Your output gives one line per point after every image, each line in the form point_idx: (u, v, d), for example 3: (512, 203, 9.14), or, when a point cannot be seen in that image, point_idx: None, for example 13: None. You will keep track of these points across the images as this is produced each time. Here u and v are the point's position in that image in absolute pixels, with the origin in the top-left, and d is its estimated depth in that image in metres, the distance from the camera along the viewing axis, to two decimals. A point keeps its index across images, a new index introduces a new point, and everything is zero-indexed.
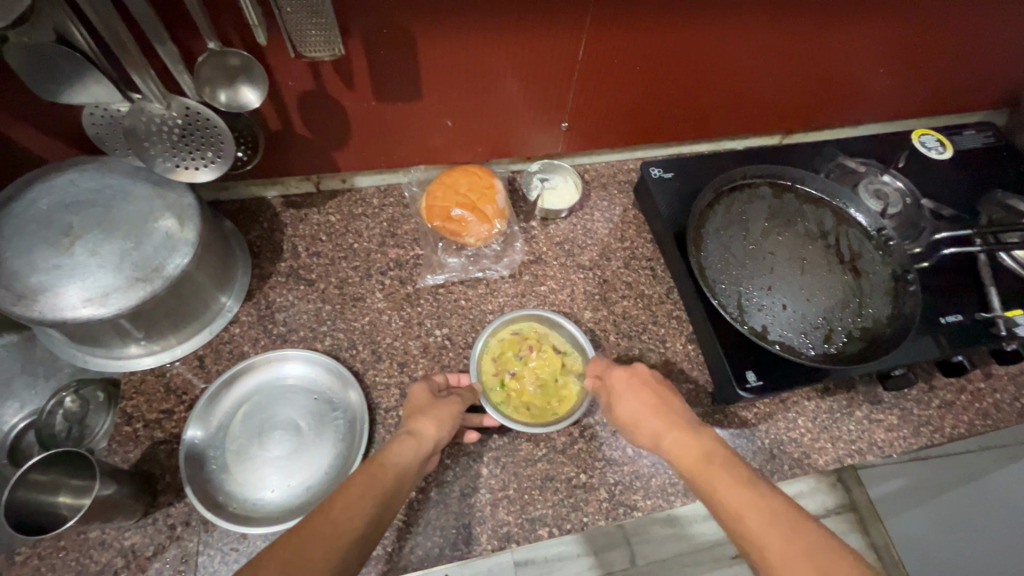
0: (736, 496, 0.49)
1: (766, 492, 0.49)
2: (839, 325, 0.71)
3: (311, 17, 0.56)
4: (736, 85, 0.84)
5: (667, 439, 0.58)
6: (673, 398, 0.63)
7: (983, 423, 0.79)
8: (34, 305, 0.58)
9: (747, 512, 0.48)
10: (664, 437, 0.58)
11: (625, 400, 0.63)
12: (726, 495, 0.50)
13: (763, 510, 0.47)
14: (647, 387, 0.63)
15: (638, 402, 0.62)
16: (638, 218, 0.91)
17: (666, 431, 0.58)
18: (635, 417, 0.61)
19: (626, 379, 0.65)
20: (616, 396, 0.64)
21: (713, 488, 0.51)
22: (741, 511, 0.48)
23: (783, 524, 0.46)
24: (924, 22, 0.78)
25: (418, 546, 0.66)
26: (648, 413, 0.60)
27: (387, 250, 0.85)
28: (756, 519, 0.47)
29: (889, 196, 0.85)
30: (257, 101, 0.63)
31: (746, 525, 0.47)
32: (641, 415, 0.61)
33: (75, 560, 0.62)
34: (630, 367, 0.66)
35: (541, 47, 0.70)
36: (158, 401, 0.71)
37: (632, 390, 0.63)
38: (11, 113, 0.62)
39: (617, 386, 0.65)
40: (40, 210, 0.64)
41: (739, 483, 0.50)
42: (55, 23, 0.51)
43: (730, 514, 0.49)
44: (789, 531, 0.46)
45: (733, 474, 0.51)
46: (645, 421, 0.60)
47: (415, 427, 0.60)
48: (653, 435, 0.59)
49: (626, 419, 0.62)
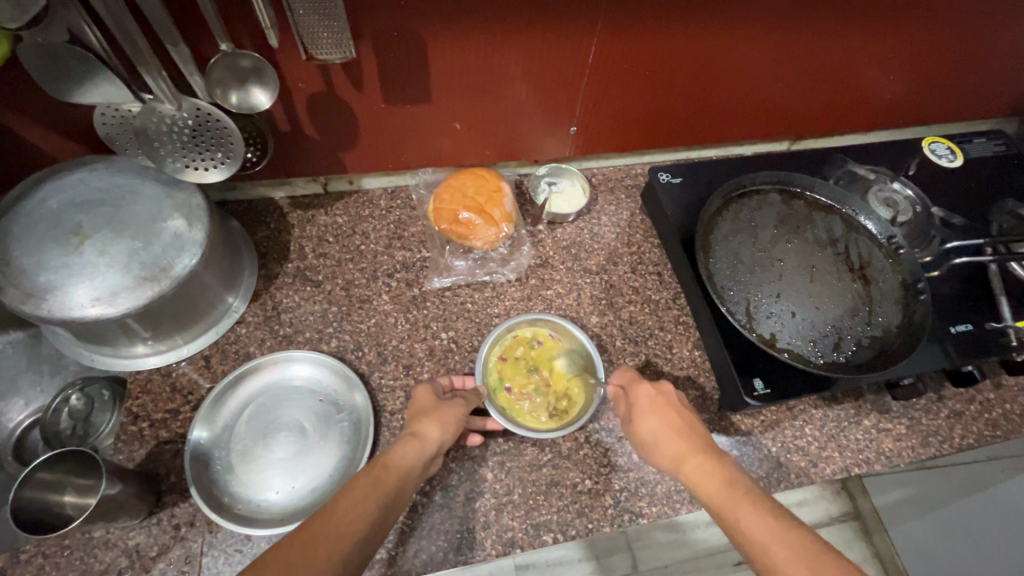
0: (763, 529, 0.48)
1: (794, 526, 0.49)
2: (849, 333, 0.70)
3: (323, 20, 0.56)
4: (746, 91, 0.84)
5: (687, 463, 0.57)
6: (695, 418, 0.62)
7: (992, 433, 0.79)
8: (43, 304, 0.59)
9: (775, 546, 0.47)
10: (685, 461, 0.57)
11: (644, 418, 0.62)
12: (751, 526, 0.49)
13: (791, 545, 0.47)
14: (669, 406, 0.62)
15: (659, 422, 0.61)
16: (645, 222, 0.91)
17: (686, 454, 0.57)
18: (655, 437, 0.60)
19: (651, 396, 0.63)
20: (637, 412, 0.63)
21: (738, 518, 0.50)
22: (768, 545, 0.47)
23: (811, 559, 0.46)
24: (936, 29, 0.78)
25: (421, 551, 0.65)
26: (669, 433, 0.59)
27: (394, 252, 0.84)
28: (785, 555, 0.46)
29: (900, 204, 0.83)
30: (268, 102, 0.63)
31: (775, 558, 0.47)
32: (661, 435, 0.60)
33: (80, 560, 0.62)
34: (656, 385, 0.65)
35: (551, 51, 0.70)
36: (164, 400, 0.71)
37: (652, 410, 0.62)
38: (22, 112, 0.62)
39: (641, 403, 0.63)
40: (50, 208, 0.64)
41: (765, 514, 0.50)
42: (68, 22, 0.52)
43: (756, 546, 0.48)
44: (819, 564, 0.45)
45: (759, 505, 0.50)
46: (665, 441, 0.59)
47: (419, 430, 0.60)
48: (673, 457, 0.58)
49: (645, 438, 0.61)
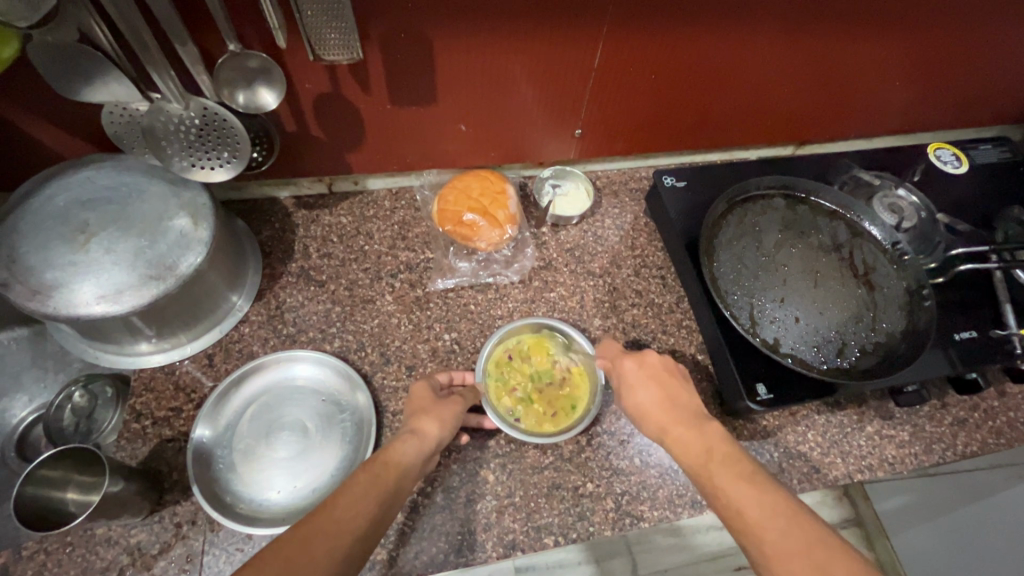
0: (738, 491, 0.49)
1: (770, 488, 0.48)
2: (853, 339, 0.70)
3: (331, 21, 0.57)
4: (751, 95, 0.84)
5: (671, 432, 0.57)
6: (686, 390, 0.62)
7: (996, 441, 0.78)
8: (49, 300, 0.59)
9: (748, 507, 0.47)
10: (668, 430, 0.57)
11: (638, 389, 0.62)
12: (728, 490, 0.49)
13: (765, 506, 0.47)
14: (659, 378, 0.62)
15: (646, 394, 0.61)
16: (649, 226, 0.91)
17: (672, 424, 0.57)
18: (643, 410, 0.60)
19: (639, 371, 0.63)
20: (630, 386, 0.63)
21: (716, 482, 0.50)
22: (741, 507, 0.48)
23: (781, 518, 0.46)
24: (943, 35, 0.78)
25: (422, 552, 0.65)
26: (656, 406, 0.60)
27: (397, 253, 0.85)
28: (757, 514, 0.46)
29: (904, 211, 0.83)
30: (275, 104, 0.64)
31: (747, 520, 0.47)
32: (649, 405, 0.60)
33: (81, 557, 0.62)
34: (642, 356, 0.65)
35: (557, 55, 0.70)
36: (167, 398, 0.71)
37: (646, 381, 0.62)
38: (30, 109, 0.62)
39: (631, 378, 0.63)
40: (57, 206, 0.64)
41: (740, 477, 0.50)
42: (78, 21, 0.52)
43: (730, 509, 0.48)
44: (789, 525, 0.45)
45: (736, 469, 0.51)
46: (653, 412, 0.60)
47: (418, 427, 0.60)
48: (658, 428, 0.58)
49: (636, 412, 0.62)
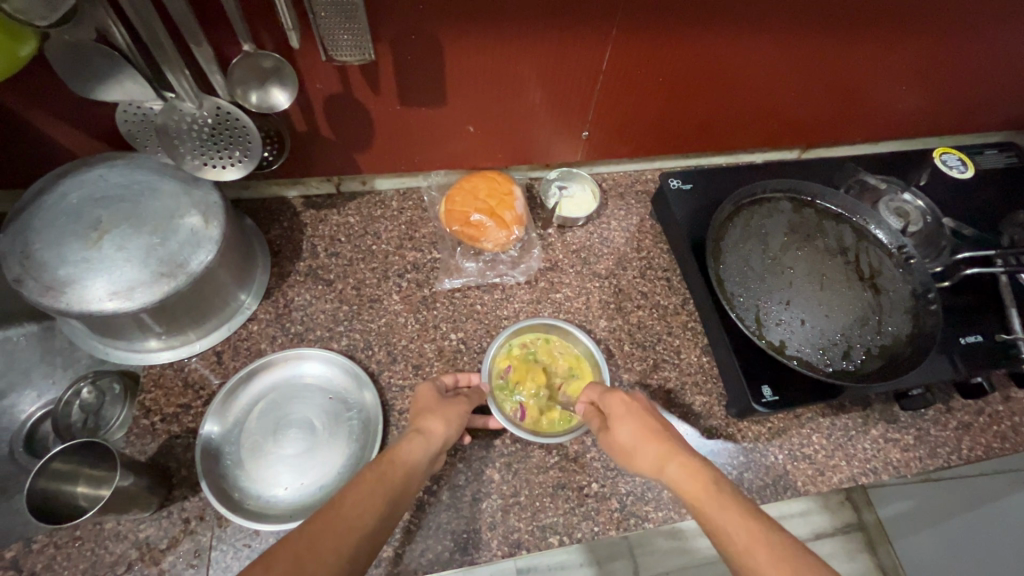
0: (746, 533, 0.47)
1: (777, 532, 0.47)
2: (858, 342, 0.71)
3: (344, 23, 0.58)
4: (758, 99, 0.84)
5: (669, 468, 0.55)
6: (673, 428, 0.61)
7: (1000, 446, 0.79)
8: (61, 297, 0.60)
9: (759, 550, 0.46)
10: (666, 465, 0.56)
11: (622, 422, 0.62)
12: (733, 530, 0.48)
13: (771, 546, 0.46)
14: (646, 415, 0.62)
15: (637, 428, 0.60)
16: (655, 228, 0.91)
17: (665, 460, 0.56)
18: (631, 441, 0.60)
19: (625, 403, 0.63)
20: (613, 419, 0.63)
21: (722, 523, 0.49)
22: (751, 549, 0.46)
23: (789, 561, 0.45)
24: (949, 39, 0.78)
25: (427, 550, 0.66)
26: (647, 440, 0.59)
27: (405, 253, 0.85)
28: (768, 558, 0.45)
29: (910, 215, 0.83)
30: (286, 104, 0.65)
31: (754, 561, 0.45)
32: (639, 440, 0.59)
33: (91, 551, 0.63)
34: (628, 394, 0.65)
35: (566, 57, 0.71)
36: (176, 394, 0.72)
37: (624, 416, 0.62)
38: (46, 108, 0.63)
39: (615, 410, 0.63)
40: (71, 203, 0.65)
41: (747, 517, 0.48)
42: (96, 22, 0.53)
43: (739, 551, 0.47)
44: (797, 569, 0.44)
45: (741, 509, 0.49)
46: (643, 447, 0.58)
47: (422, 426, 0.61)
48: (653, 462, 0.57)
49: (622, 444, 0.61)
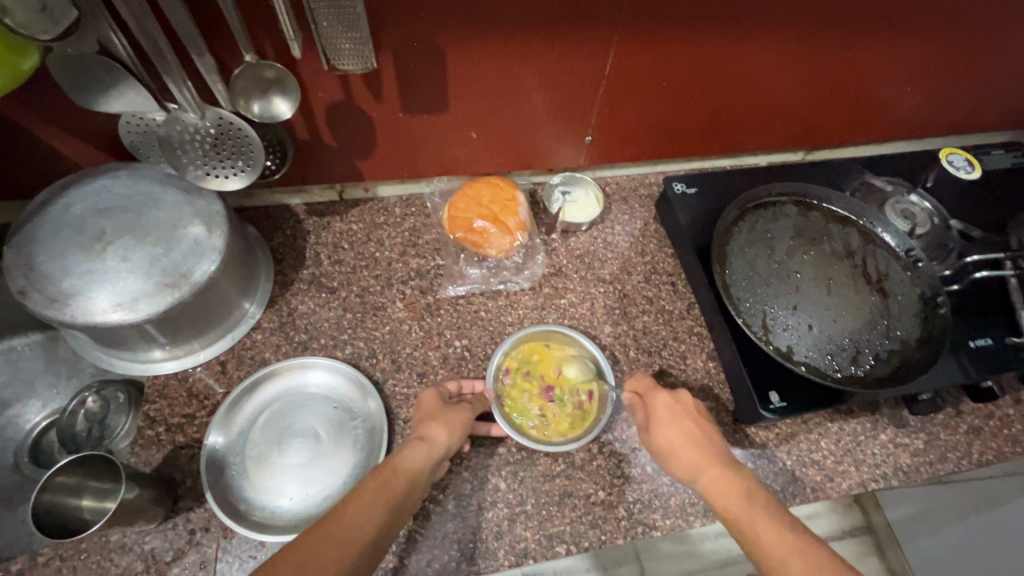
0: (780, 544, 0.50)
1: (816, 549, 0.49)
2: (866, 346, 0.70)
3: (346, 31, 0.57)
4: (761, 100, 0.84)
5: (706, 475, 0.57)
6: (711, 429, 0.61)
7: (1012, 450, 0.78)
8: (66, 309, 0.60)
9: (793, 564, 0.48)
10: (704, 472, 0.57)
11: (665, 427, 0.61)
12: (771, 545, 0.50)
13: (810, 562, 0.48)
14: (688, 418, 0.62)
15: (680, 432, 0.60)
16: (658, 232, 0.91)
17: (704, 467, 0.57)
18: (673, 446, 0.60)
19: (670, 406, 0.63)
20: (656, 423, 0.62)
21: (758, 535, 0.51)
22: (790, 562, 0.48)
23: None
24: (955, 37, 0.77)
25: (434, 559, 0.65)
26: (689, 445, 0.59)
27: (408, 260, 0.85)
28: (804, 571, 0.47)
29: (917, 216, 0.83)
30: (289, 113, 0.64)
31: None
32: (679, 444, 0.60)
33: (96, 563, 0.63)
34: (675, 394, 0.64)
35: (569, 61, 0.70)
36: (180, 405, 0.71)
37: (669, 419, 0.62)
38: (49, 119, 0.63)
39: (659, 413, 0.62)
40: (74, 214, 0.65)
41: (785, 531, 0.50)
42: (99, 33, 0.52)
43: (775, 565, 0.49)
44: None
45: (777, 523, 0.51)
46: (682, 451, 0.59)
47: (426, 433, 0.60)
48: (692, 468, 0.58)
49: (661, 447, 0.61)
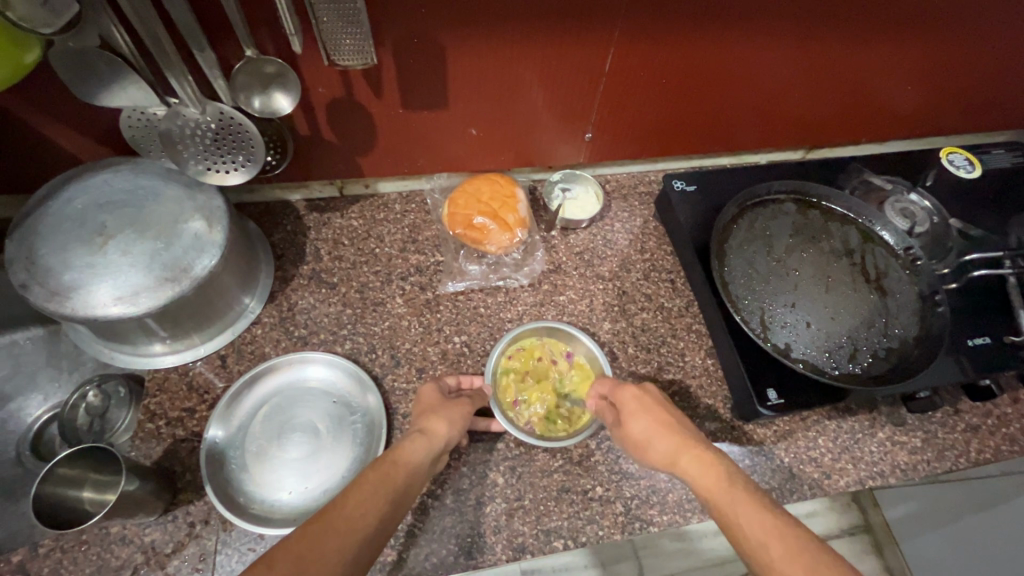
0: (758, 526, 0.47)
1: (787, 521, 0.48)
2: (864, 344, 0.70)
3: (346, 28, 0.58)
4: (762, 98, 0.84)
5: (682, 458, 0.56)
6: (684, 419, 0.62)
7: (1009, 448, 0.78)
8: (67, 302, 0.60)
9: (774, 545, 0.46)
10: (681, 457, 0.56)
11: (636, 417, 0.62)
12: (748, 525, 0.48)
13: (786, 540, 0.46)
14: (660, 408, 0.62)
15: (652, 421, 0.61)
16: (658, 230, 0.91)
17: (679, 452, 0.57)
18: (647, 437, 0.60)
19: (640, 398, 0.64)
20: (626, 414, 0.63)
21: (736, 515, 0.49)
22: (765, 540, 0.46)
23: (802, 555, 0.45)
24: (955, 36, 0.77)
25: (432, 554, 0.66)
26: (663, 433, 0.59)
27: (408, 256, 0.85)
28: (785, 552, 0.45)
29: (917, 215, 0.83)
30: (290, 107, 0.65)
31: (770, 555, 0.45)
32: (654, 433, 0.60)
33: (97, 555, 0.63)
34: (641, 387, 0.65)
35: (570, 59, 0.70)
36: (180, 398, 0.72)
37: (640, 411, 0.62)
38: (52, 115, 0.64)
39: (628, 405, 0.63)
40: (76, 208, 0.65)
41: (762, 510, 0.49)
42: (99, 28, 0.53)
43: (753, 546, 0.47)
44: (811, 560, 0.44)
45: (755, 501, 0.50)
46: (658, 439, 0.59)
47: (427, 427, 0.61)
48: (668, 455, 0.58)
49: (637, 437, 0.61)
